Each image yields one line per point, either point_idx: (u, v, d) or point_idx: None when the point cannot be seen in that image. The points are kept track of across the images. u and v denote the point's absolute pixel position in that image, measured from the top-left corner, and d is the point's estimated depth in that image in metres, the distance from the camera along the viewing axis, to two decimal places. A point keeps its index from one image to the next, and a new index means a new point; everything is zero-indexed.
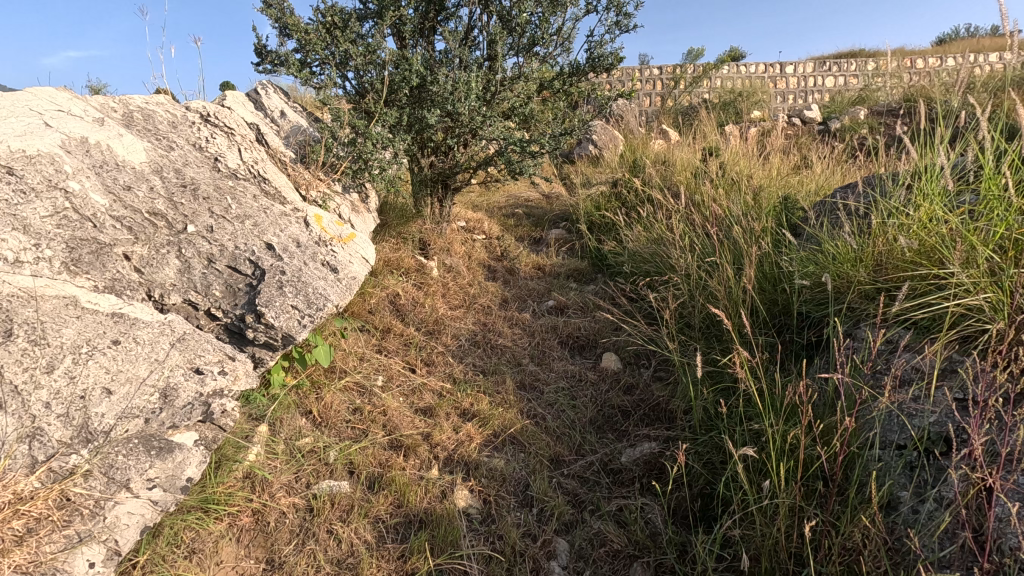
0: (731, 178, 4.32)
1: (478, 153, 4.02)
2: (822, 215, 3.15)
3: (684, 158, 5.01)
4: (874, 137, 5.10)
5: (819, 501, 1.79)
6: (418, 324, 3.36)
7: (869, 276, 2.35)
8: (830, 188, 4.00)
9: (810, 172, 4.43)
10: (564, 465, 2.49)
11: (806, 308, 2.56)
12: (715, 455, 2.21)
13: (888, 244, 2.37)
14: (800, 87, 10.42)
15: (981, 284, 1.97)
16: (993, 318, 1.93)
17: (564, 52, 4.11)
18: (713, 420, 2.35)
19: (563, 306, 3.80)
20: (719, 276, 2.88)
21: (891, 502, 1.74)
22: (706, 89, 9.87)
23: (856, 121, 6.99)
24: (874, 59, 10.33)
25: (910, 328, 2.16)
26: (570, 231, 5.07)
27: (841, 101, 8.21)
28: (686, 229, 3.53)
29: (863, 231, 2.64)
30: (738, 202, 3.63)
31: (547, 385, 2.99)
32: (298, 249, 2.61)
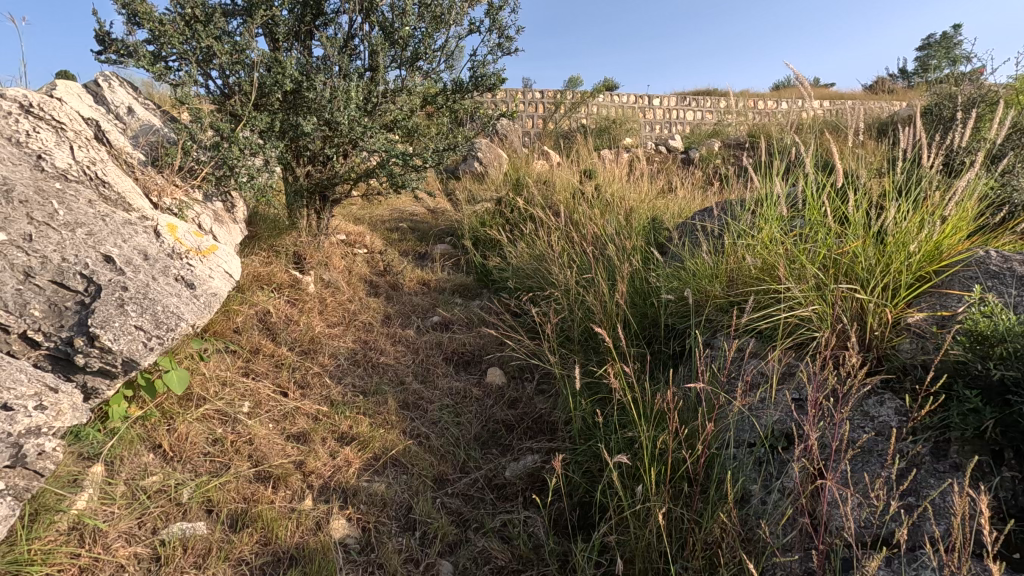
0: (606, 199, 4.61)
1: (360, 164, 3.88)
2: (684, 236, 3.46)
3: (563, 178, 5.26)
4: (725, 166, 5.75)
5: (685, 501, 1.92)
6: (291, 343, 3.14)
7: (723, 291, 2.61)
8: (691, 211, 4.42)
9: (674, 195, 4.86)
10: (449, 485, 2.44)
11: (672, 320, 2.78)
12: (594, 463, 2.30)
13: (738, 262, 2.65)
14: (666, 119, 11.48)
15: (810, 297, 2.27)
16: (820, 327, 2.23)
17: (447, 68, 4.13)
18: (592, 429, 2.45)
19: (447, 322, 3.77)
20: (595, 292, 3.04)
21: (744, 496, 1.92)
22: (584, 115, 10.49)
23: (711, 152, 7.82)
24: (724, 99, 11.68)
25: (757, 336, 2.43)
26: (455, 246, 5.08)
27: (699, 133, 9.16)
28: (566, 247, 3.68)
29: (718, 250, 2.93)
30: (612, 221, 3.88)
31: (431, 403, 2.93)
32: (145, 262, 2.33)
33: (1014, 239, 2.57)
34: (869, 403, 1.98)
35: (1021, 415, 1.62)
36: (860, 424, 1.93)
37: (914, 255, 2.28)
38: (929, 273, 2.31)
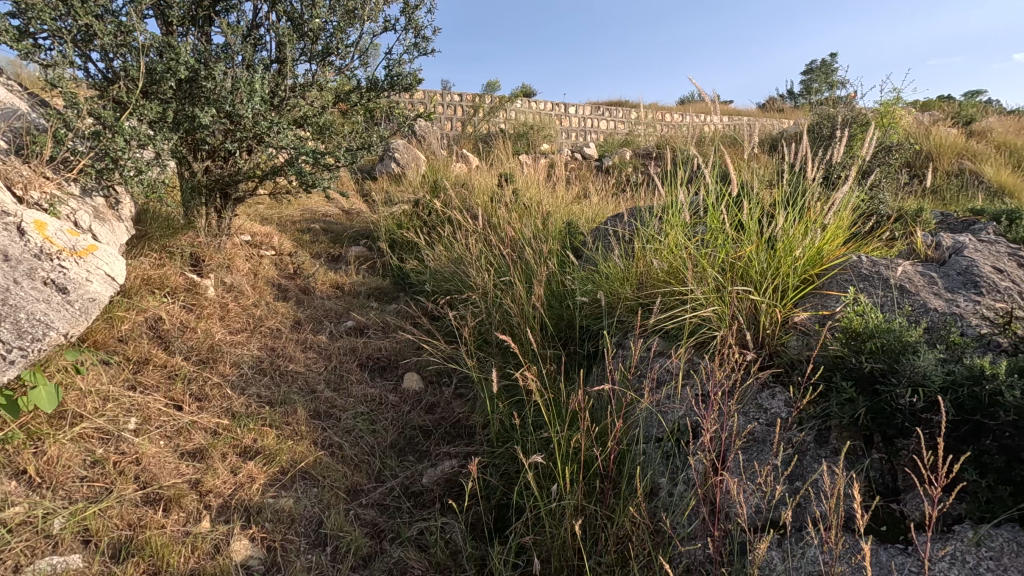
0: (524, 203, 4.67)
1: (266, 161, 3.67)
2: (597, 240, 3.57)
3: (482, 181, 5.27)
4: (636, 175, 6.02)
5: (598, 498, 1.98)
6: (187, 352, 2.90)
7: (633, 293, 2.73)
8: (604, 216, 4.58)
9: (588, 201, 5.02)
10: (363, 495, 2.36)
11: (586, 321, 2.86)
12: (511, 465, 2.31)
13: (646, 265, 2.78)
14: (581, 126, 11.96)
15: (711, 299, 2.42)
16: (719, 327, 2.38)
17: (362, 65, 4.01)
18: (509, 432, 2.46)
19: (362, 327, 3.65)
20: (513, 295, 3.07)
21: (653, 489, 2.01)
22: (502, 119, 10.58)
23: (623, 160, 8.17)
24: (635, 111, 12.26)
25: (664, 336, 2.55)
26: (371, 248, 4.93)
27: (611, 142, 9.54)
28: (483, 250, 3.69)
29: (629, 254, 3.06)
30: (529, 225, 3.93)
31: (344, 412, 2.82)
32: (5, 264, 2.06)
33: (880, 247, 2.89)
34: (762, 396, 2.14)
35: (886, 402, 1.82)
36: (755, 416, 2.08)
37: (799, 259, 2.50)
38: (812, 276, 2.54)
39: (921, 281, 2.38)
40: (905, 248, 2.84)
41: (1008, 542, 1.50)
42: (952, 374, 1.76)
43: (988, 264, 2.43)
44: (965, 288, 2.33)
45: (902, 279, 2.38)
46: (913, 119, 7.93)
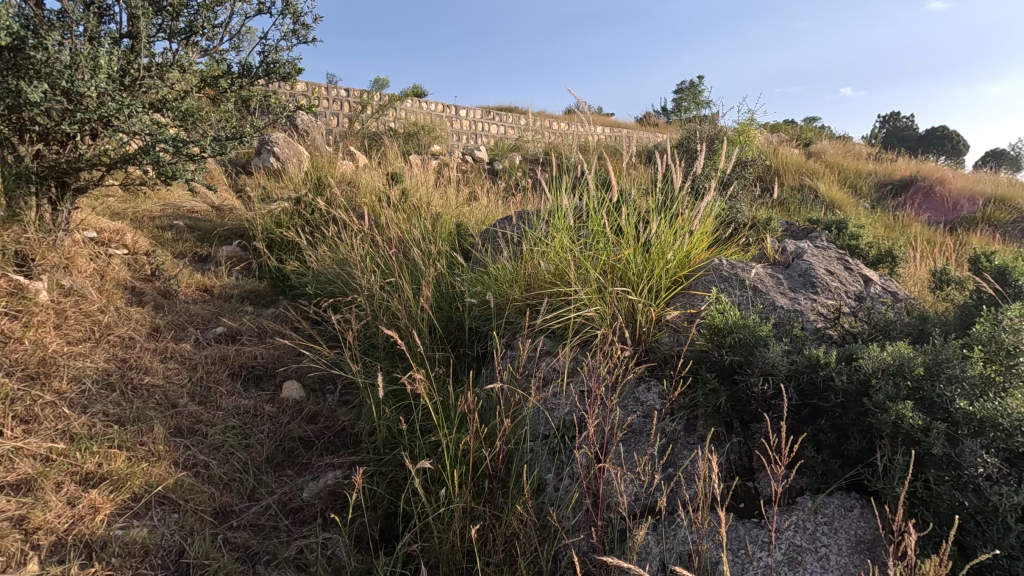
0: (412, 204, 4.58)
1: (115, 147, 3.23)
2: (487, 242, 3.60)
3: (369, 180, 5.09)
4: (525, 179, 6.17)
5: (487, 499, 1.98)
6: (9, 367, 2.47)
7: (521, 294, 2.77)
8: (493, 218, 4.63)
9: (478, 203, 5.05)
10: (233, 517, 2.15)
11: (475, 323, 2.86)
12: (398, 472, 2.24)
13: (534, 267, 2.84)
14: (471, 129, 12.06)
15: (593, 299, 2.53)
16: (601, 326, 2.50)
17: (232, 48, 3.69)
18: (396, 438, 2.39)
19: (234, 333, 3.35)
20: (401, 297, 2.99)
21: (540, 485, 2.05)
22: (391, 118, 10.33)
23: (513, 164, 8.33)
24: (524, 117, 12.59)
25: (550, 336, 2.63)
26: (245, 248, 4.56)
27: (501, 147, 9.69)
28: (370, 251, 3.56)
29: (517, 256, 3.11)
30: (418, 225, 3.86)
31: (212, 427, 2.56)
32: None
33: (738, 251, 3.21)
34: (639, 390, 2.28)
35: (743, 391, 2.02)
36: (633, 409, 2.21)
37: (670, 262, 2.70)
38: (681, 277, 2.76)
39: (770, 282, 2.68)
40: (757, 252, 3.19)
41: (838, 507, 1.72)
42: (795, 363, 2.00)
43: (821, 267, 2.79)
44: (805, 288, 2.66)
45: (756, 280, 2.67)
46: (764, 139, 8.95)
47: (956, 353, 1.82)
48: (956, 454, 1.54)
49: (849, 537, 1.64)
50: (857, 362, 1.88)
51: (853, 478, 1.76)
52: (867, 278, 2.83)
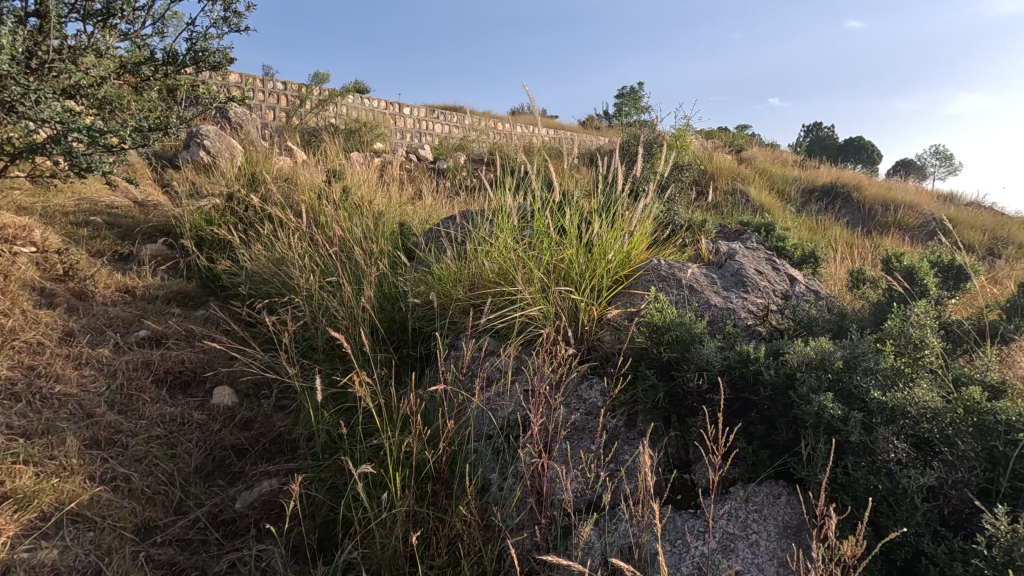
0: (354, 202, 4.47)
1: (19, 135, 2.95)
2: (430, 242, 3.56)
3: (307, 177, 4.92)
4: (469, 179, 6.15)
5: (430, 501, 1.95)
6: None
7: (465, 294, 2.76)
8: (437, 218, 4.58)
9: (422, 202, 4.98)
10: (158, 532, 2.02)
11: (418, 323, 2.82)
12: (338, 478, 2.17)
13: (478, 267, 2.83)
14: (415, 128, 11.92)
15: (536, 298, 2.55)
16: (544, 325, 2.52)
17: (156, 34, 3.48)
18: (336, 442, 2.31)
19: (159, 336, 3.14)
20: (340, 297, 2.90)
21: (484, 485, 2.04)
22: (332, 113, 10.04)
23: (457, 164, 8.29)
24: (468, 117, 12.56)
25: (494, 335, 2.62)
26: (172, 246, 4.30)
27: (446, 146, 9.63)
28: (308, 250, 3.43)
29: (461, 255, 3.09)
30: (359, 224, 3.77)
31: (133, 437, 2.39)
32: None
33: (675, 252, 3.33)
34: (582, 388, 2.32)
35: (680, 387, 2.09)
36: (576, 407, 2.24)
37: (611, 262, 2.76)
38: (622, 277, 2.82)
39: (705, 281, 2.79)
40: (693, 253, 3.31)
41: (767, 495, 1.81)
42: (727, 359, 2.09)
43: (752, 267, 2.93)
44: (737, 287, 2.78)
45: (692, 279, 2.77)
46: (699, 144, 9.34)
47: (871, 347, 1.96)
48: (871, 441, 1.66)
49: (777, 523, 1.73)
50: (784, 357, 1.98)
51: (781, 467, 1.86)
52: (792, 278, 2.99)
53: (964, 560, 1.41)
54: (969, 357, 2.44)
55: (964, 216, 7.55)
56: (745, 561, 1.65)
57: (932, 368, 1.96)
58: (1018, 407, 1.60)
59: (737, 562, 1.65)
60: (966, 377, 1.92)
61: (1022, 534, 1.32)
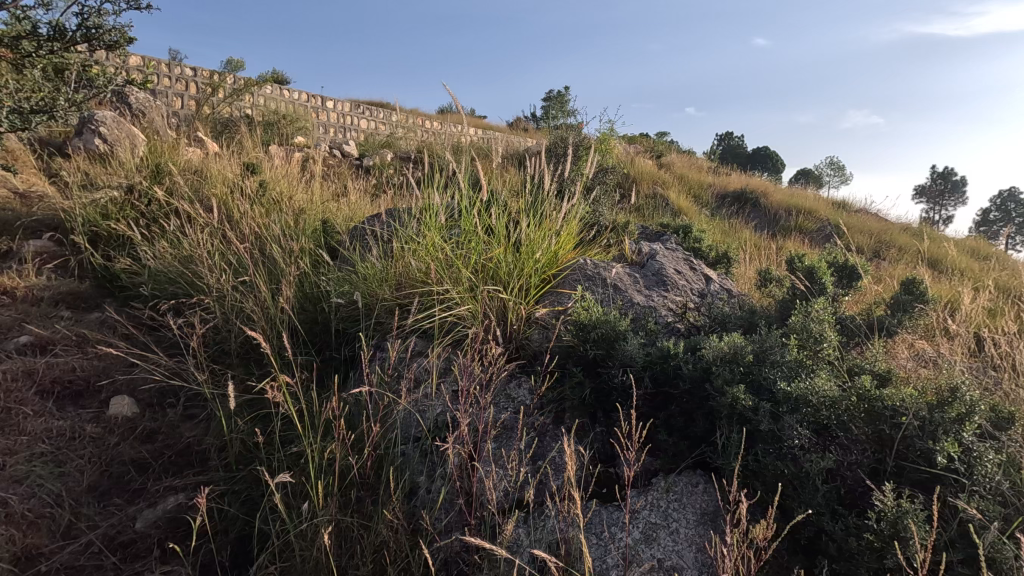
0: (271, 198, 4.24)
1: None
2: (354, 240, 3.44)
3: (220, 169, 4.61)
4: (396, 176, 6.02)
5: (354, 508, 1.87)
6: None
7: (391, 293, 2.69)
8: (362, 215, 4.44)
9: (346, 199, 4.81)
10: (41, 561, 1.81)
11: (341, 324, 2.71)
12: (254, 490, 2.04)
13: (404, 266, 2.77)
14: (338, 123, 11.54)
15: (464, 297, 2.53)
16: (473, 325, 2.50)
17: (39, 6, 3.14)
18: (252, 452, 2.17)
19: (44, 342, 2.83)
20: (256, 298, 2.74)
21: (411, 489, 1.99)
22: (247, 103, 9.49)
23: (384, 161, 8.09)
24: (395, 113, 12.31)
25: (422, 336, 2.57)
26: (61, 243, 3.89)
27: (372, 142, 9.37)
28: (220, 248, 3.22)
29: (387, 254, 3.01)
30: (277, 221, 3.58)
31: (12, 456, 2.13)
32: None
33: (600, 252, 3.42)
34: (510, 386, 2.32)
35: (606, 383, 2.15)
36: (505, 406, 2.24)
37: (538, 261, 2.79)
38: (549, 276, 2.86)
39: (628, 280, 2.88)
40: (617, 253, 3.41)
41: (686, 485, 1.89)
42: (649, 355, 2.17)
43: (671, 267, 3.06)
44: (658, 286, 2.89)
45: (616, 279, 2.85)
46: (623, 149, 9.68)
47: (777, 342, 2.10)
48: (778, 428, 1.77)
49: (695, 510, 1.81)
50: (701, 352, 2.08)
51: (698, 456, 1.95)
52: (708, 277, 3.16)
53: (858, 535, 1.54)
54: (860, 349, 2.68)
55: (854, 221, 8.32)
56: (666, 549, 1.71)
57: (829, 359, 2.13)
58: (901, 393, 1.78)
59: (658, 550, 1.71)
60: (858, 367, 2.11)
61: (905, 508, 1.47)
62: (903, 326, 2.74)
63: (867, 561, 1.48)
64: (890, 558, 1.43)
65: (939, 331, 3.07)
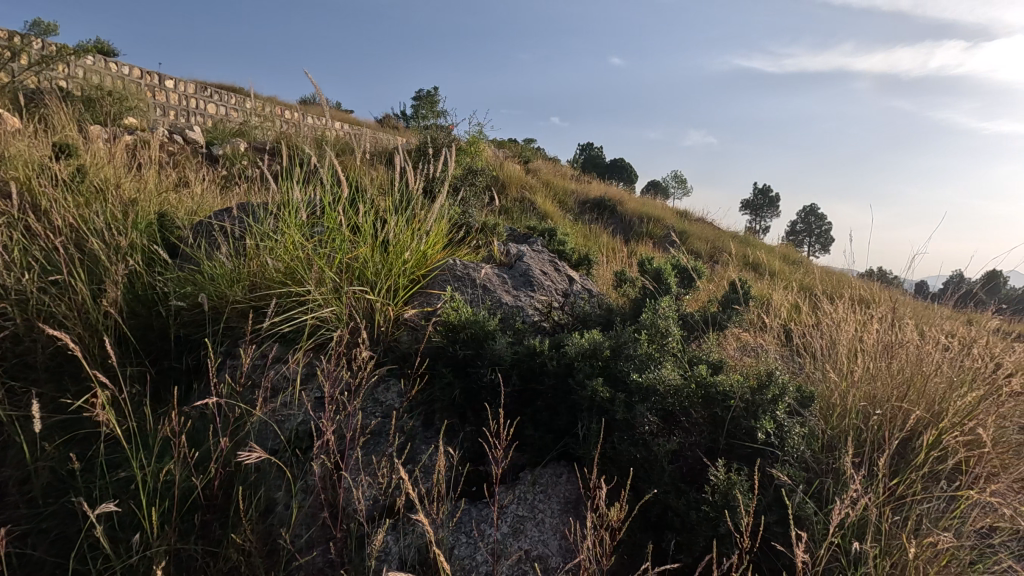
0: (92, 185, 3.66)
1: None
2: (199, 236, 3.09)
3: (21, 149, 3.88)
4: (250, 168, 5.55)
5: (199, 535, 1.68)
6: None
7: (244, 295, 2.46)
8: (208, 209, 4.02)
9: (189, 190, 4.32)
10: None
11: (184, 330, 2.43)
12: (68, 526, 1.74)
13: (260, 265, 2.56)
14: (180, 105, 10.34)
15: (328, 299, 2.40)
16: (338, 327, 2.38)
17: None
18: (66, 482, 1.85)
19: None
20: (73, 302, 2.35)
21: (268, 507, 1.83)
22: (62, 74, 8.12)
23: (236, 150, 7.41)
24: (249, 100, 11.33)
25: (280, 340, 2.39)
26: None
27: (222, 130, 8.53)
28: (22, 242, 2.71)
29: (238, 252, 2.76)
30: (101, 212, 3.11)
31: None
32: None
33: (469, 252, 3.45)
34: (378, 391, 2.25)
35: (475, 383, 2.17)
36: (372, 411, 2.17)
37: (407, 261, 2.74)
38: (419, 276, 2.82)
39: (497, 281, 2.94)
40: (486, 254, 3.47)
41: (550, 476, 1.98)
42: (516, 353, 2.23)
43: (537, 268, 3.19)
44: (525, 286, 2.99)
45: (485, 279, 2.89)
46: (492, 153, 9.90)
47: (631, 337, 2.28)
48: (632, 417, 1.91)
49: (559, 500, 1.90)
50: (565, 349, 2.19)
51: (562, 448, 2.05)
52: (571, 278, 3.33)
53: (697, 507, 1.73)
54: (698, 343, 3.01)
55: (694, 229, 9.34)
56: (533, 539, 1.77)
57: (674, 352, 2.36)
58: (730, 380, 2.03)
59: (525, 541, 1.76)
60: (696, 358, 2.37)
61: (733, 479, 1.68)
62: (732, 321, 3.14)
63: (704, 530, 1.66)
64: (722, 525, 1.63)
65: (758, 325, 3.56)
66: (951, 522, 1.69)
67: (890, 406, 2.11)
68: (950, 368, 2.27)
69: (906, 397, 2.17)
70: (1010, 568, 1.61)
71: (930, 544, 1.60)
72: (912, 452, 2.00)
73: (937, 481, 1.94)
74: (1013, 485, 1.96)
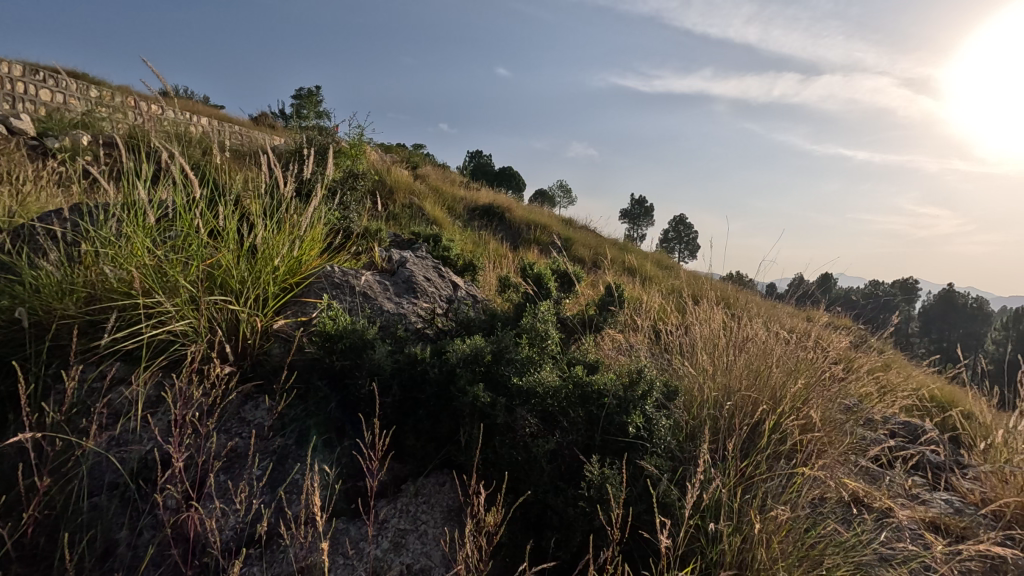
0: None
1: None
2: (20, 242, 2.65)
3: None
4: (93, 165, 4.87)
5: None
6: None
7: (77, 308, 2.15)
8: (36, 210, 3.46)
9: (10, 189, 3.69)
10: None
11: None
12: None
13: (98, 274, 2.25)
14: (3, 90, 8.85)
15: (182, 310, 2.17)
16: (193, 341, 2.16)
17: None
18: None
19: None
20: None
21: (107, 549, 1.61)
22: None
23: (76, 144, 6.47)
24: (94, 87, 9.97)
25: (123, 359, 2.12)
26: None
27: (59, 120, 7.41)
28: None
29: (71, 259, 2.40)
30: None
31: None
32: None
33: (349, 259, 3.31)
34: (243, 410, 2.07)
35: (353, 395, 2.07)
36: (237, 432, 1.99)
37: (277, 268, 2.56)
38: (291, 284, 2.66)
39: (378, 288, 2.84)
40: (367, 261, 3.35)
41: (433, 486, 1.96)
42: (396, 362, 2.16)
43: (420, 275, 3.13)
44: (407, 293, 2.92)
45: (365, 287, 2.78)
46: (377, 158, 9.61)
47: (512, 341, 2.31)
48: (512, 420, 1.94)
49: (442, 508, 1.88)
50: (446, 356, 2.17)
51: (444, 457, 2.03)
52: (455, 284, 3.31)
53: (575, 504, 1.78)
54: (577, 345, 3.13)
55: (578, 236, 9.77)
56: (415, 552, 1.72)
57: (553, 354, 2.44)
58: (604, 379, 2.14)
59: (406, 555, 1.71)
60: (574, 359, 2.46)
61: (607, 474, 1.76)
62: (609, 323, 3.31)
63: (581, 524, 1.72)
64: (597, 518, 1.70)
65: (632, 326, 3.80)
66: (790, 496, 1.91)
67: (741, 396, 2.34)
68: (788, 359, 2.58)
69: (755, 386, 2.42)
70: (835, 531, 1.85)
71: (773, 517, 1.79)
72: (760, 436, 2.23)
73: (780, 460, 2.18)
74: (838, 459, 2.25)
